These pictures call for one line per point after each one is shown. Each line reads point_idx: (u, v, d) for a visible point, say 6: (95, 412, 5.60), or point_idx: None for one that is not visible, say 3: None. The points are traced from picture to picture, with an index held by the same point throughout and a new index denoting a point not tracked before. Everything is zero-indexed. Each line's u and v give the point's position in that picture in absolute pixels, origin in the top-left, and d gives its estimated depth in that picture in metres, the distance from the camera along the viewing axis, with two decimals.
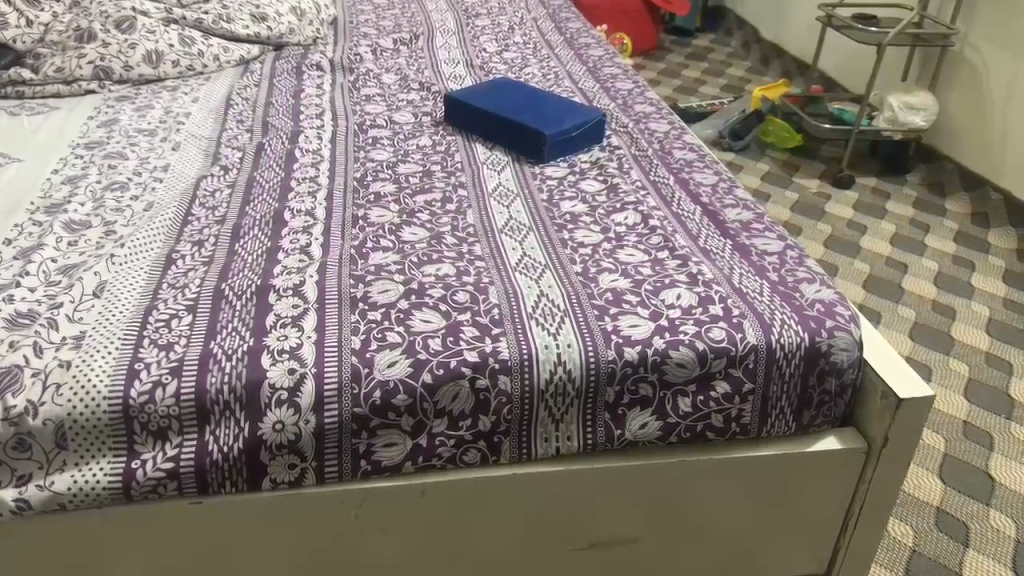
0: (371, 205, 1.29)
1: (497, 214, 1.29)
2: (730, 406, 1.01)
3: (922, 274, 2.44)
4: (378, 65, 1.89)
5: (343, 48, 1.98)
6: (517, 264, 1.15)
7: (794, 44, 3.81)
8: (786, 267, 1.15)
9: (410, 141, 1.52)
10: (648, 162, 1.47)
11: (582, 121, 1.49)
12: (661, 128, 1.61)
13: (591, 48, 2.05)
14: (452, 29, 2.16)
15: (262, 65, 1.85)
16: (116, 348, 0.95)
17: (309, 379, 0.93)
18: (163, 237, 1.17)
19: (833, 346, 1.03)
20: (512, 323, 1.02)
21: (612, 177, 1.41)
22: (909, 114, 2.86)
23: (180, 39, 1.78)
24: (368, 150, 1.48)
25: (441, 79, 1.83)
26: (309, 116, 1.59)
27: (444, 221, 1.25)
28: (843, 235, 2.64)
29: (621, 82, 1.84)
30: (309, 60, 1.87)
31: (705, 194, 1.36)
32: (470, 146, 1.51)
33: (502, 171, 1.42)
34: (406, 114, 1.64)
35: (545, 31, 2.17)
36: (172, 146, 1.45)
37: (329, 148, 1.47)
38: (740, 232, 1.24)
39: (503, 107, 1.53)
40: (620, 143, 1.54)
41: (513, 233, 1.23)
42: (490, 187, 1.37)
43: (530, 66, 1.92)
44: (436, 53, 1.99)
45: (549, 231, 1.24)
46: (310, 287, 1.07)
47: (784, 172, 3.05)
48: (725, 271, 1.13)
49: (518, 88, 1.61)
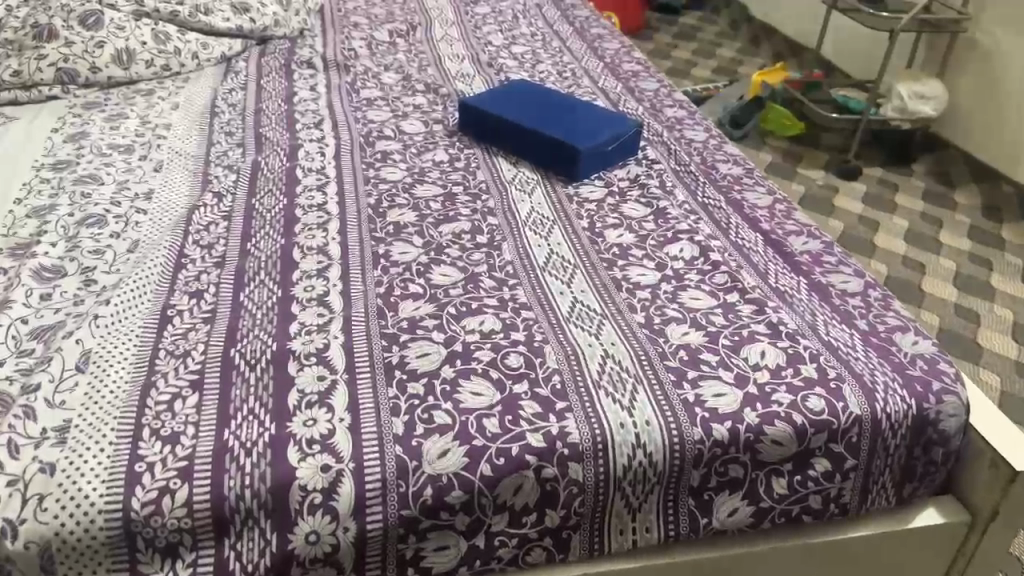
0: (391, 239, 1.13)
1: (534, 247, 1.14)
2: (830, 485, 0.89)
3: (940, 275, 2.34)
4: (375, 62, 1.71)
5: (333, 42, 1.79)
6: (570, 314, 1.00)
7: (788, 24, 3.68)
8: (874, 313, 1.02)
9: (424, 156, 1.36)
10: (692, 179, 1.32)
11: (616, 133, 1.33)
12: (699, 137, 1.46)
13: (604, 40, 1.89)
14: (451, 18, 1.98)
15: (246, 63, 1.66)
16: (111, 444, 0.79)
17: (346, 479, 0.78)
18: (155, 287, 1.00)
19: (942, 414, 0.90)
20: (578, 393, 0.87)
21: (657, 199, 1.26)
22: (919, 102, 2.74)
23: (154, 35, 1.58)
24: (379, 169, 1.31)
25: (447, 78, 1.66)
26: (306, 127, 1.42)
27: (479, 259, 1.10)
28: (854, 231, 2.53)
29: (644, 81, 1.68)
30: (298, 57, 1.69)
31: (764, 218, 1.22)
32: (493, 162, 1.36)
33: (532, 193, 1.27)
34: (414, 122, 1.47)
35: (551, 19, 2.00)
36: (153, 166, 1.27)
37: (334, 167, 1.30)
38: (813, 267, 1.10)
39: (526, 116, 1.37)
40: (657, 155, 1.39)
41: (558, 273, 1.08)
42: (522, 214, 1.21)
43: (543, 62, 1.76)
44: (437, 47, 1.81)
45: (598, 270, 1.09)
46: (336, 353, 0.90)
47: (787, 162, 2.93)
48: (807, 320, 1.00)
49: (539, 94, 1.45)
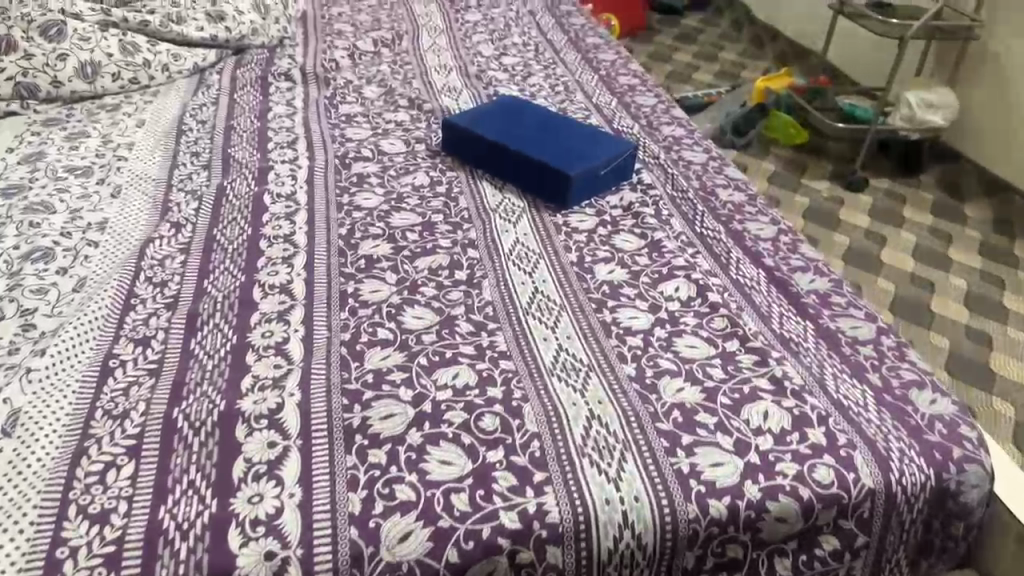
0: (362, 275, 1.04)
1: (518, 286, 1.05)
2: (838, 565, 0.81)
3: (950, 294, 2.25)
4: (357, 74, 1.62)
5: (314, 52, 1.70)
6: (553, 365, 0.91)
7: (793, 28, 3.58)
8: (887, 366, 0.93)
9: (403, 180, 1.27)
10: (690, 207, 1.23)
11: (610, 156, 1.24)
12: (698, 159, 1.37)
13: (600, 50, 1.79)
14: (440, 26, 1.89)
15: (220, 75, 1.57)
16: (31, 525, 0.71)
17: (294, 567, 0.69)
18: (99, 334, 0.92)
19: (962, 485, 0.82)
20: (558, 462, 0.78)
21: (652, 229, 1.17)
22: (928, 112, 2.65)
23: (121, 46, 1.49)
24: (353, 194, 1.22)
25: (433, 92, 1.57)
26: (278, 147, 1.33)
27: (457, 299, 1.01)
28: (860, 246, 2.44)
29: (641, 96, 1.59)
30: (276, 68, 1.60)
31: (767, 252, 1.13)
32: (477, 187, 1.27)
33: (517, 223, 1.18)
34: (395, 141, 1.39)
35: (545, 28, 1.91)
36: (110, 191, 1.18)
37: (306, 192, 1.21)
38: (820, 310, 1.02)
39: (514, 137, 1.28)
40: (653, 179, 1.30)
41: (542, 316, 0.99)
42: (505, 247, 1.12)
43: (535, 74, 1.66)
44: (424, 58, 1.72)
45: (586, 313, 1.00)
46: (291, 415, 0.82)
47: (791, 172, 2.84)
48: (814, 373, 0.91)
49: (528, 110, 1.36)
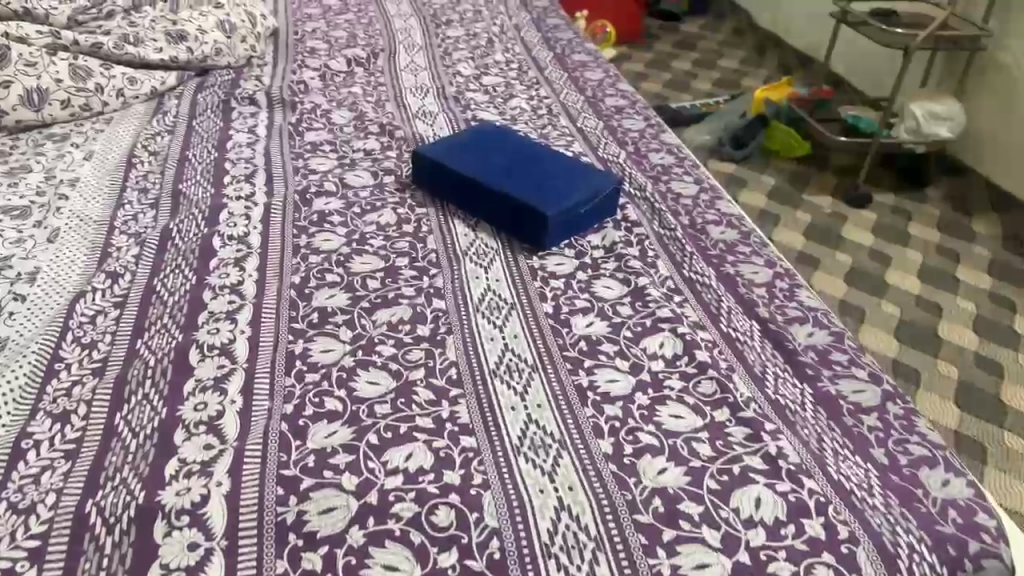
0: (313, 332, 0.94)
1: (485, 342, 0.95)
2: None
3: (959, 319, 2.15)
4: (327, 97, 1.53)
5: (282, 73, 1.61)
6: (519, 441, 0.81)
7: (794, 34, 3.47)
8: (893, 442, 0.85)
9: (367, 218, 1.18)
10: (678, 247, 1.14)
11: (592, 192, 1.15)
12: (688, 192, 1.28)
13: (587, 69, 1.70)
14: (419, 43, 1.80)
15: (180, 100, 1.48)
16: None
17: None
18: (14, 408, 0.83)
19: None
20: (520, 566, 0.69)
21: (636, 274, 1.07)
22: (934, 124, 2.54)
23: (71, 71, 1.39)
24: (312, 235, 1.12)
25: (407, 116, 1.48)
26: (234, 180, 1.23)
27: (417, 359, 0.91)
28: (863, 266, 2.34)
29: (628, 120, 1.50)
30: (241, 91, 1.51)
31: (761, 301, 1.03)
32: (447, 226, 1.17)
33: (489, 267, 1.09)
34: (361, 173, 1.29)
35: (530, 44, 1.81)
36: (46, 235, 1.09)
37: (260, 233, 1.11)
38: (818, 372, 0.92)
39: (489, 170, 1.18)
40: (639, 216, 1.20)
41: (510, 379, 0.89)
42: (474, 296, 1.03)
43: (516, 95, 1.57)
44: (399, 78, 1.63)
45: (559, 374, 0.90)
46: (219, 509, 0.73)
47: (792, 187, 2.73)
48: (811, 449, 0.82)
49: (505, 139, 1.26)
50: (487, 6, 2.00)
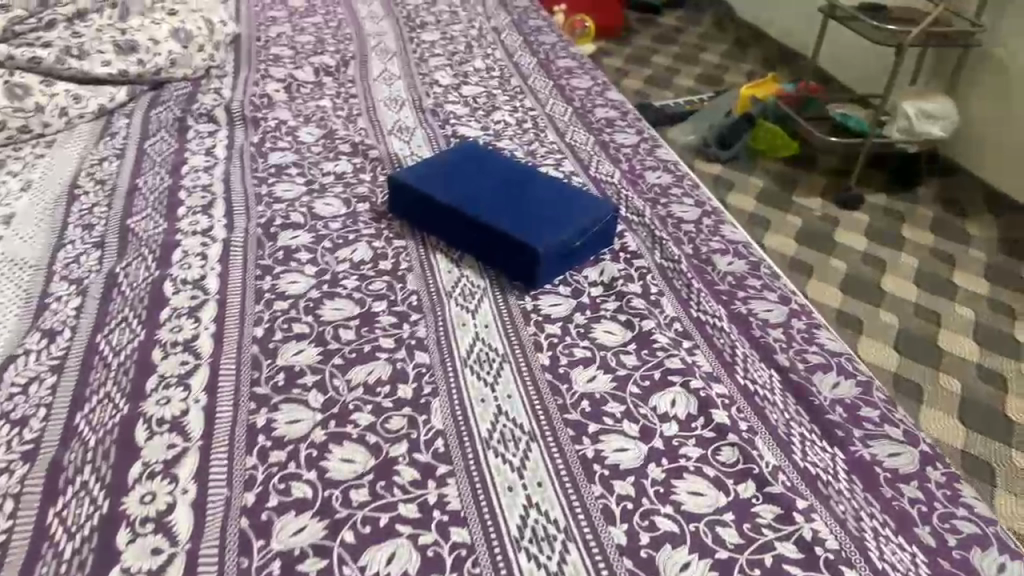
0: (280, 398, 0.83)
1: (476, 404, 0.84)
2: None
3: (958, 327, 2.07)
4: (293, 111, 1.41)
5: (244, 85, 1.49)
6: (519, 533, 0.71)
7: (779, 27, 3.38)
8: (938, 518, 0.75)
9: (339, 253, 1.06)
10: (684, 282, 1.03)
11: (587, 222, 1.04)
12: (689, 216, 1.18)
13: (573, 76, 1.59)
14: (392, 48, 1.68)
15: (131, 118, 1.35)
16: None
17: None
18: None
19: None
20: None
21: (640, 316, 0.97)
22: (927, 123, 2.46)
23: (6, 89, 1.26)
24: (277, 277, 1.01)
25: (381, 132, 1.36)
26: (190, 212, 1.11)
27: (399, 428, 0.80)
28: (858, 272, 2.26)
29: (620, 135, 1.40)
30: (198, 107, 1.39)
31: (780, 346, 0.93)
32: (429, 262, 1.06)
33: (477, 311, 0.97)
34: (332, 200, 1.17)
35: (511, 48, 1.70)
36: None
37: (219, 276, 1.00)
38: (848, 433, 0.83)
39: (473, 197, 1.07)
40: (638, 246, 1.10)
41: (506, 451, 0.78)
42: (462, 347, 0.91)
43: (499, 107, 1.46)
44: (372, 89, 1.51)
45: (562, 444, 0.79)
46: None
47: (781, 188, 2.64)
48: (848, 532, 0.72)
49: (489, 162, 1.15)
50: (465, 7, 1.89)
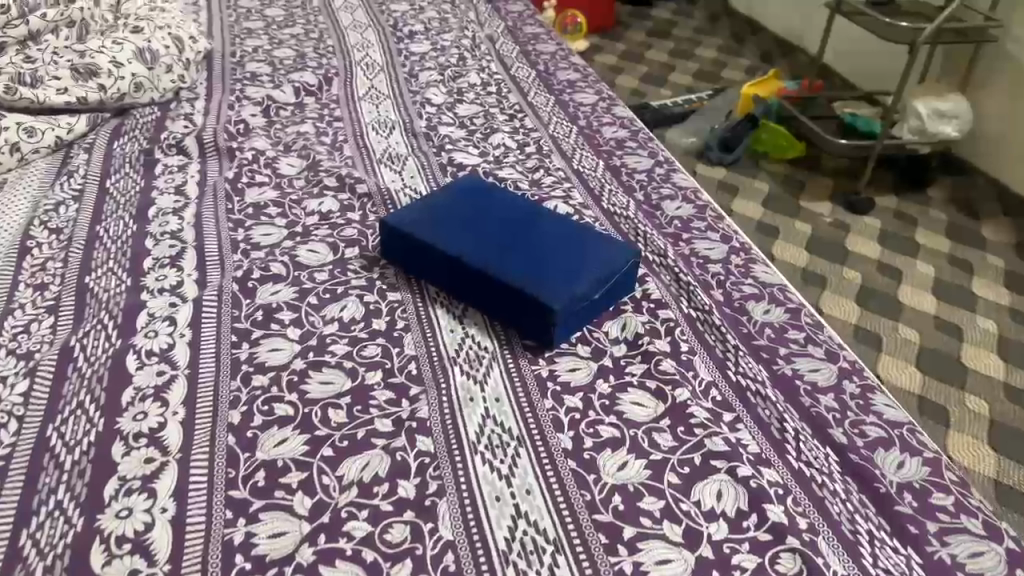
0: (261, 505, 0.71)
1: (490, 504, 0.72)
2: None
3: (983, 343, 1.93)
4: (272, 139, 1.28)
5: (218, 108, 1.36)
6: None
7: (780, 21, 3.26)
8: None
9: (327, 311, 0.94)
10: (717, 338, 0.92)
11: (607, 270, 0.93)
12: (716, 254, 1.06)
13: (576, 90, 1.47)
14: (379, 61, 1.55)
15: (91, 150, 1.22)
16: None
17: None
18: None
19: None
20: None
21: (673, 382, 0.85)
22: (939, 123, 2.32)
23: None
24: (256, 344, 0.88)
25: (370, 161, 1.24)
26: (157, 267, 0.99)
27: (403, 539, 0.68)
28: (873, 284, 2.12)
29: (632, 158, 1.28)
30: (167, 137, 1.26)
31: (833, 418, 0.82)
32: (428, 318, 0.94)
33: (486, 381, 0.85)
34: (317, 246, 1.05)
35: (508, 59, 1.58)
36: None
37: (189, 346, 0.88)
38: (922, 528, 0.72)
39: (478, 242, 0.95)
40: (662, 293, 0.98)
41: (529, 567, 0.67)
42: (470, 428, 0.79)
43: (498, 129, 1.34)
44: (358, 110, 1.38)
45: (593, 556, 0.68)
46: None
47: (788, 193, 2.50)
48: None
49: (494, 202, 1.03)
50: (456, 14, 1.76)
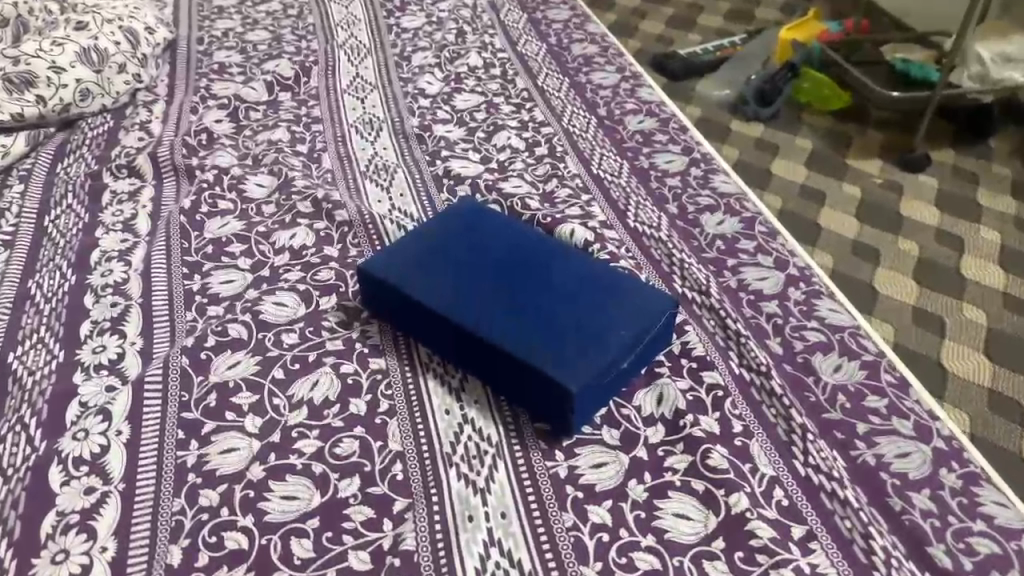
0: None
1: None
2: None
3: None
4: (239, 152, 1.10)
5: (179, 113, 1.18)
6: None
7: None
8: None
9: (294, 390, 0.77)
10: (779, 413, 0.73)
11: (635, 328, 0.73)
12: (772, 289, 0.87)
13: (594, 69, 1.26)
14: (366, 43, 1.35)
15: (28, 176, 1.05)
16: None
17: None
18: None
19: None
20: None
21: (725, 481, 0.68)
22: (1006, 69, 1.88)
23: None
24: (210, 442, 0.72)
25: (352, 178, 1.05)
26: (93, 336, 0.83)
27: None
28: (933, 254, 1.67)
29: (663, 157, 1.08)
30: (117, 155, 1.08)
31: (930, 531, 0.65)
32: (419, 396, 0.76)
33: (490, 492, 0.68)
34: (286, 296, 0.87)
35: (514, 31, 1.36)
36: None
37: (125, 448, 0.71)
38: None
39: (471, 291, 0.76)
40: (707, 347, 0.80)
41: None
42: (471, 563, 0.63)
43: (502, 124, 1.14)
44: (339, 107, 1.19)
45: None
46: None
47: (829, 147, 2.03)
48: None
49: (492, 232, 0.83)
50: None
